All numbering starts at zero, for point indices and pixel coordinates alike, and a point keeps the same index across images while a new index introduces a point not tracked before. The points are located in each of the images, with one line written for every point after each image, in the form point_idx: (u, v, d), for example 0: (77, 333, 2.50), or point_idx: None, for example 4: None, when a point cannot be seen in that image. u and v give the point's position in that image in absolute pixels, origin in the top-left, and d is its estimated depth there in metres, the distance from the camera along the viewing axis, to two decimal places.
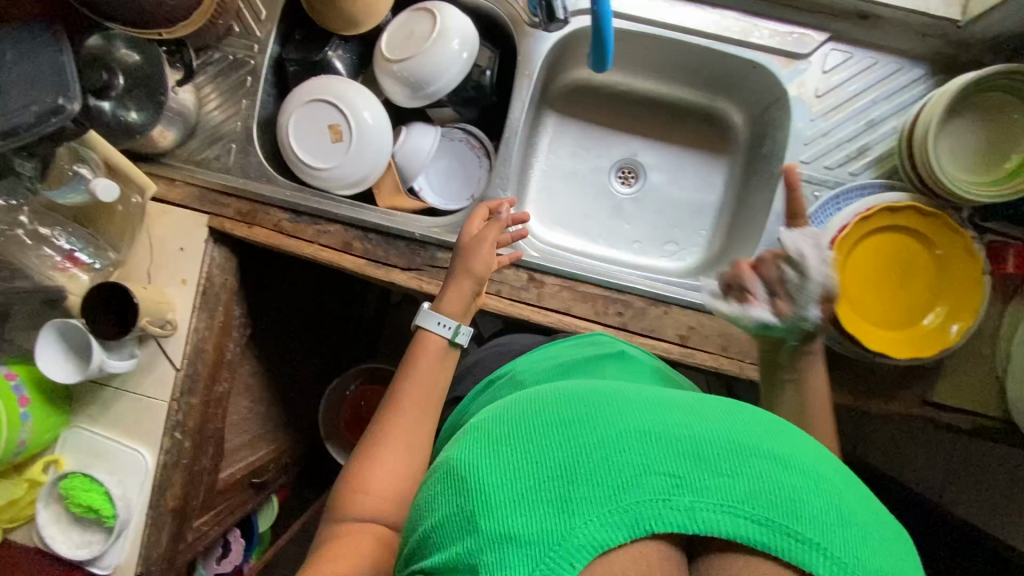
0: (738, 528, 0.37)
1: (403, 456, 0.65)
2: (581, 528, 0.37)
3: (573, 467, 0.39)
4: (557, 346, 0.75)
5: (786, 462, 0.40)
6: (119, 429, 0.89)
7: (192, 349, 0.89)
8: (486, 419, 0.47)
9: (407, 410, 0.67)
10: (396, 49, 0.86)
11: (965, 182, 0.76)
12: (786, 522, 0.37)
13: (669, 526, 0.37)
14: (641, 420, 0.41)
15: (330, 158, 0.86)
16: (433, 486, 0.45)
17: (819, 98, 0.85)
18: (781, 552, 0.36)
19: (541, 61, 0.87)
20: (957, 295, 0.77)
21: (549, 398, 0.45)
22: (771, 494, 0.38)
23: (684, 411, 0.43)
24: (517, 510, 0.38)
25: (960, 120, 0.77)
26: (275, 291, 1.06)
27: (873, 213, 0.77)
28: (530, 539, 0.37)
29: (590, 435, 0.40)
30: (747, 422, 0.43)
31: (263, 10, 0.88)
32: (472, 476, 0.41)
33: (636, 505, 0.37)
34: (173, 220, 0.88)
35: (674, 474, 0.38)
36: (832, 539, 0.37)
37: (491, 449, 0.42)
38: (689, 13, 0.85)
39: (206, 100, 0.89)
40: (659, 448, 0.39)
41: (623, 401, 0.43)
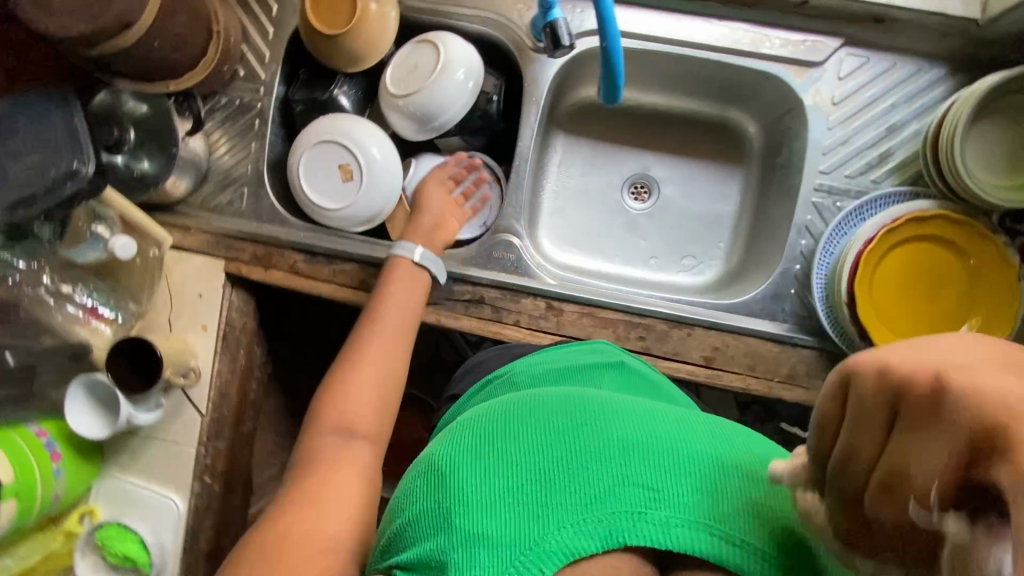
0: (692, 535, 0.42)
1: (377, 377, 0.72)
2: (558, 534, 0.42)
3: (551, 478, 0.44)
4: (560, 349, 0.74)
5: (745, 479, 0.45)
6: (150, 476, 0.90)
7: (217, 394, 0.89)
8: (477, 420, 0.51)
9: (379, 338, 0.75)
10: (402, 84, 0.85)
11: (995, 186, 0.73)
12: (742, 535, 0.43)
13: (642, 538, 0.42)
14: (627, 439, 0.46)
15: (341, 198, 0.85)
16: (418, 479, 0.49)
17: (836, 105, 0.82)
18: (731, 563, 0.42)
19: (547, 86, 0.86)
20: (991, 307, 0.75)
21: (534, 406, 0.50)
22: (732, 509, 0.43)
23: (666, 431, 0.48)
24: (496, 515, 0.43)
25: (988, 124, 0.75)
26: (295, 327, 1.06)
27: (902, 222, 0.75)
28: (503, 542, 0.42)
29: (578, 451, 0.46)
30: (713, 439, 0.48)
31: (267, 51, 0.88)
32: (462, 477, 0.45)
33: (605, 514, 0.43)
34: (191, 268, 0.88)
35: (651, 490, 0.44)
36: (778, 551, 0.42)
37: (475, 453, 0.47)
38: (697, 27, 0.83)
39: (216, 146, 0.89)
40: (640, 467, 0.45)
41: (602, 415, 0.49)
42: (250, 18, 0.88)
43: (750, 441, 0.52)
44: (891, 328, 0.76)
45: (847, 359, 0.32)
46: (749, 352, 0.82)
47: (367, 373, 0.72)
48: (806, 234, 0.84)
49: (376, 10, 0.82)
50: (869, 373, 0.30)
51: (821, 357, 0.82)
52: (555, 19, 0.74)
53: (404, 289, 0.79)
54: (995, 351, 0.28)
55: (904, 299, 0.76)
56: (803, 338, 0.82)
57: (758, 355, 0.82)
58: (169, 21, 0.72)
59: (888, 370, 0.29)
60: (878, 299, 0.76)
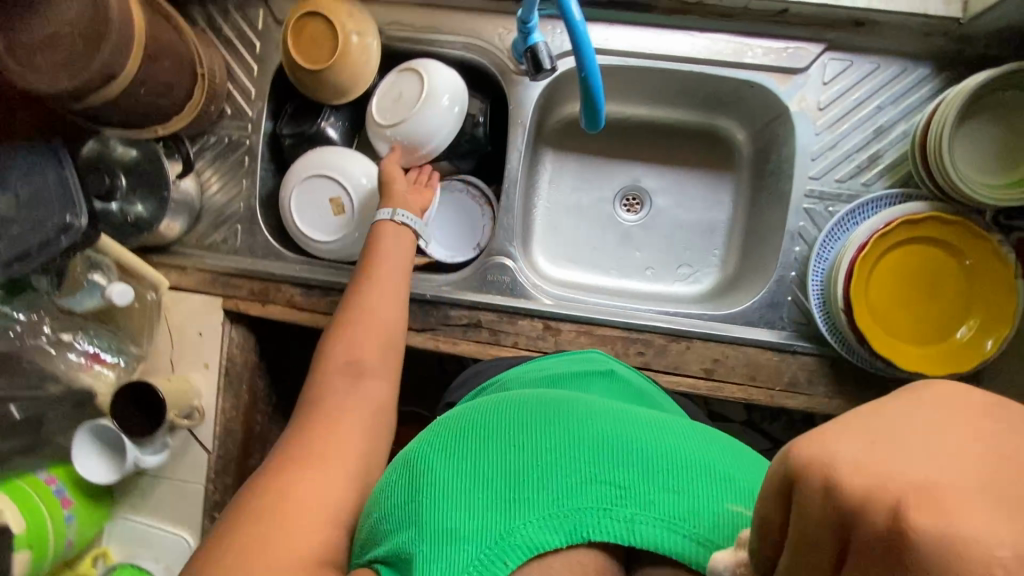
0: (650, 527, 0.45)
1: (378, 338, 0.71)
2: (524, 528, 0.44)
3: (517, 475, 0.46)
4: (550, 360, 0.74)
5: (712, 476, 0.47)
6: (160, 516, 0.91)
7: (222, 431, 0.90)
8: (454, 418, 0.53)
9: (379, 298, 0.73)
10: (386, 113, 0.85)
11: (985, 185, 0.73)
12: (703, 530, 0.45)
13: (606, 533, 0.45)
14: (598, 434, 0.48)
15: (334, 231, 0.86)
16: (395, 477, 0.51)
17: (822, 110, 0.82)
18: (691, 558, 0.44)
19: (532, 107, 0.86)
20: (989, 307, 0.74)
21: (507, 406, 0.52)
22: (694, 506, 0.46)
23: (637, 428, 0.50)
24: (464, 513, 0.45)
25: (976, 123, 0.74)
26: (296, 357, 1.06)
27: (893, 227, 0.74)
28: (468, 538, 0.44)
29: (549, 447, 0.47)
30: (678, 435, 0.50)
31: (252, 88, 0.89)
32: (433, 474, 0.47)
33: (567, 509, 0.45)
34: (190, 307, 0.89)
35: (618, 486, 0.46)
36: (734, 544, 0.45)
37: (446, 452, 0.49)
38: (678, 40, 0.83)
39: (207, 184, 0.90)
40: (609, 464, 0.47)
41: (572, 414, 0.50)
42: (234, 56, 0.88)
43: (725, 441, 0.54)
44: (888, 332, 0.76)
45: (792, 450, 0.25)
46: (749, 362, 0.82)
47: (368, 334, 0.70)
48: (800, 240, 0.83)
49: (358, 42, 0.82)
50: (814, 489, 0.24)
51: (821, 362, 0.81)
52: (535, 44, 0.75)
53: (402, 253, 0.78)
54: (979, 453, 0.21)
55: (900, 303, 0.76)
56: (802, 344, 0.82)
57: (758, 364, 0.82)
58: (153, 68, 0.73)
59: (838, 491, 0.23)
60: (874, 304, 0.76)
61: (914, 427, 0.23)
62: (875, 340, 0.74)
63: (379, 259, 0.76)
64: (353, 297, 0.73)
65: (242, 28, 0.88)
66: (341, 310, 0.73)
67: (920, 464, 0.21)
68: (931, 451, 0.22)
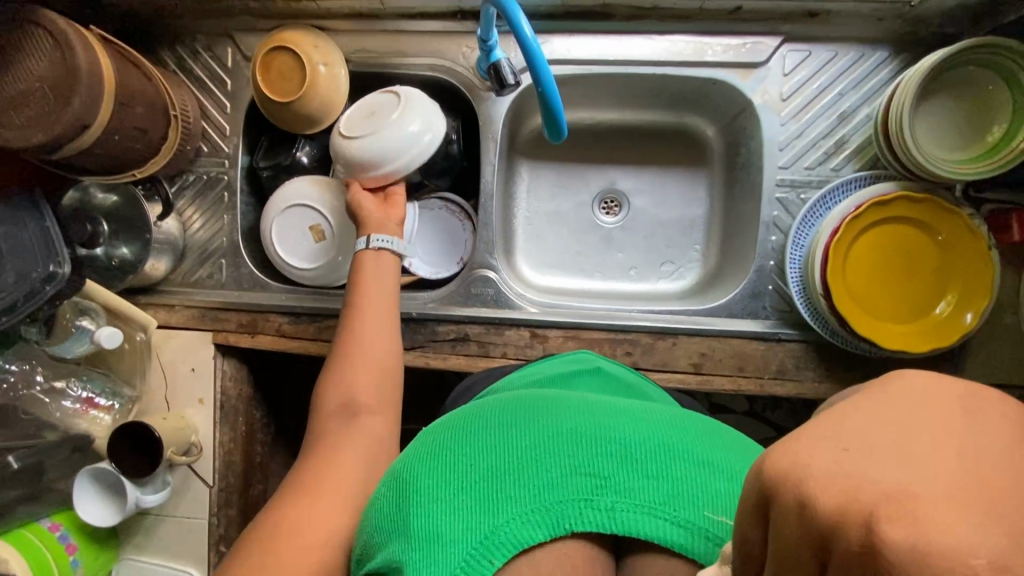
0: (629, 511, 0.47)
1: (374, 369, 0.72)
2: (509, 526, 0.46)
3: (500, 474, 0.48)
4: (540, 365, 0.76)
5: (690, 459, 0.49)
6: (167, 553, 0.92)
7: (222, 464, 0.91)
8: (437, 428, 0.54)
9: (369, 327, 0.74)
10: (352, 127, 0.82)
11: (950, 162, 0.74)
12: (682, 511, 0.47)
13: (590, 523, 0.46)
14: (576, 426, 0.50)
15: (316, 257, 0.87)
16: (383, 493, 0.52)
17: (785, 101, 0.84)
18: (673, 540, 0.47)
19: (501, 121, 0.88)
20: (966, 281, 0.75)
21: (488, 412, 0.53)
22: (672, 490, 0.48)
23: (615, 417, 0.52)
24: (450, 516, 0.46)
25: (934, 102, 0.75)
26: (291, 385, 1.07)
27: (865, 209, 0.75)
28: (455, 540, 0.45)
29: (529, 444, 0.49)
30: (653, 420, 0.52)
31: (226, 124, 0.90)
32: (419, 483, 0.48)
33: (550, 502, 0.47)
34: (180, 345, 0.90)
35: (598, 476, 0.47)
36: (712, 522, 0.47)
37: (430, 459, 0.50)
38: (637, 45, 0.85)
39: (189, 222, 0.91)
40: (587, 455, 0.48)
41: (550, 410, 0.52)
42: (205, 94, 0.90)
43: (704, 426, 0.56)
44: (869, 313, 0.77)
45: (766, 470, 0.25)
46: (736, 353, 0.83)
47: (363, 367, 0.72)
48: (775, 229, 0.85)
49: (326, 72, 0.84)
50: (789, 506, 0.24)
51: (807, 348, 0.82)
52: (498, 61, 0.76)
53: (390, 280, 0.78)
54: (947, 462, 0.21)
55: (878, 282, 0.77)
56: (786, 332, 0.83)
57: (746, 354, 0.83)
58: (126, 114, 0.75)
59: (814, 506, 0.23)
60: (852, 286, 0.77)
61: (882, 431, 0.23)
62: (857, 322, 0.75)
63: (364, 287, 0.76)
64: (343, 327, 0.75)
65: (212, 67, 0.90)
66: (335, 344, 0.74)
67: (888, 470, 0.21)
68: (900, 457, 0.21)
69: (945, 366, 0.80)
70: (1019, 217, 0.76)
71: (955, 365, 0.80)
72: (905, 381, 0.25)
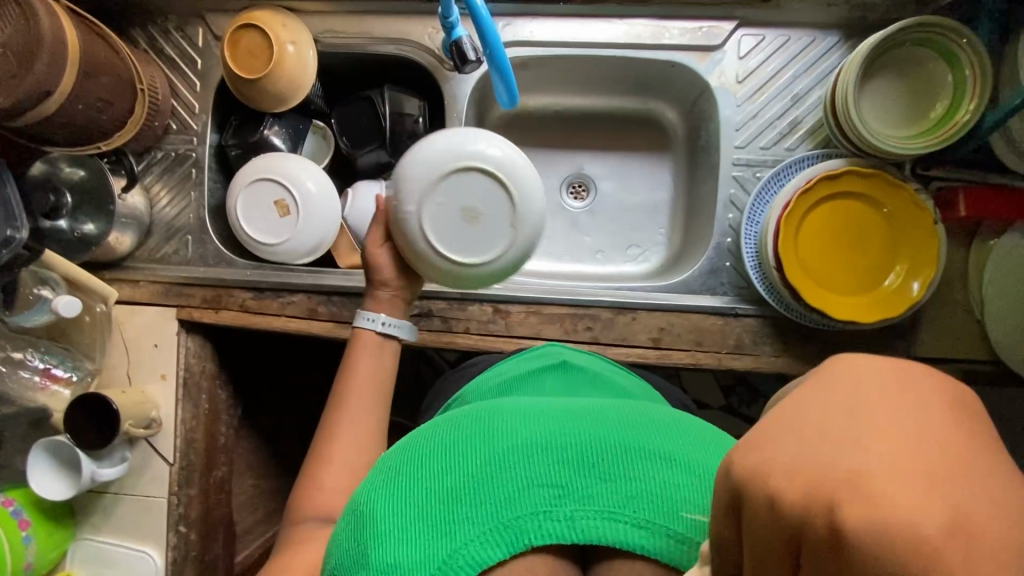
0: (586, 521, 0.46)
1: (355, 445, 0.68)
2: (468, 548, 0.45)
3: (453, 496, 0.47)
4: (510, 362, 0.77)
5: (649, 459, 0.49)
6: (124, 533, 0.91)
7: (183, 441, 0.90)
8: (393, 451, 0.53)
9: (355, 414, 0.69)
10: (450, 239, 0.66)
11: (894, 137, 0.76)
12: (645, 515, 0.46)
13: (550, 535, 0.46)
14: (531, 437, 0.49)
15: (281, 232, 0.88)
16: (346, 522, 0.51)
17: (741, 83, 0.86)
18: (638, 544, 0.46)
19: (466, 100, 0.90)
20: (914, 252, 0.77)
21: (442, 429, 0.52)
22: (633, 493, 0.47)
23: (571, 421, 0.51)
24: (406, 542, 0.45)
25: (878, 81, 0.78)
26: (258, 367, 1.07)
27: (814, 184, 0.77)
28: (414, 565, 0.45)
29: (484, 459, 0.48)
30: (610, 420, 0.52)
31: (196, 102, 0.92)
32: (375, 513, 0.47)
33: (505, 518, 0.46)
34: (144, 320, 0.90)
35: (555, 487, 0.47)
36: (678, 521, 0.46)
37: (385, 487, 0.49)
38: (598, 28, 0.88)
39: (157, 199, 0.92)
40: (543, 465, 0.47)
41: (503, 421, 0.51)
42: (176, 73, 0.91)
43: (666, 416, 0.55)
44: (823, 286, 0.78)
45: (731, 463, 0.27)
46: (695, 328, 0.84)
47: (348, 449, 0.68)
48: (732, 207, 0.87)
49: (294, 51, 0.85)
50: (760, 503, 0.25)
51: (763, 322, 0.84)
52: (459, 38, 0.78)
53: (380, 359, 0.73)
54: (911, 448, 0.22)
55: (831, 258, 0.79)
56: (744, 307, 0.84)
57: (704, 329, 0.84)
58: (91, 84, 0.76)
59: (778, 501, 0.24)
60: (806, 262, 0.78)
61: (835, 417, 0.24)
62: (809, 294, 0.76)
63: (353, 371, 0.72)
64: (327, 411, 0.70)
65: (183, 47, 0.91)
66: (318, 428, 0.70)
67: (847, 456, 0.23)
68: (854, 442, 0.23)
69: (898, 341, 0.82)
70: (965, 194, 0.78)
71: (906, 340, 0.82)
72: (842, 365, 0.26)
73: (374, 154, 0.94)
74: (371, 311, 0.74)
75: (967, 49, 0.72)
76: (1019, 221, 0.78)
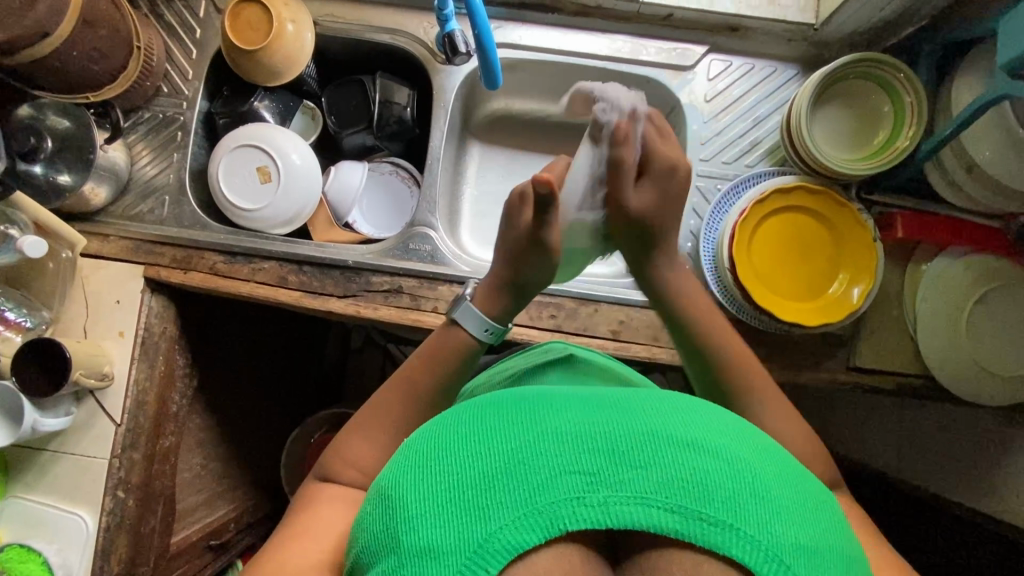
0: (649, 517, 0.40)
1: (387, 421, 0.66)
2: (498, 533, 0.40)
3: (490, 480, 0.41)
4: (516, 359, 0.82)
5: (694, 448, 0.42)
6: (58, 494, 0.87)
7: (133, 402, 0.88)
8: (415, 437, 0.49)
9: (410, 385, 0.67)
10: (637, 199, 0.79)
11: (844, 161, 0.84)
12: (696, 507, 0.40)
13: (586, 523, 0.40)
14: (560, 424, 0.44)
15: (261, 199, 0.90)
16: (369, 508, 0.46)
17: (708, 102, 0.93)
18: (696, 538, 0.39)
19: (453, 92, 0.94)
20: (854, 261, 0.83)
21: (466, 414, 0.48)
22: (681, 481, 0.41)
23: (602, 409, 0.46)
24: (438, 524, 0.40)
25: (825, 112, 0.88)
26: (219, 339, 1.06)
27: (767, 197, 0.83)
28: (447, 551, 0.39)
29: (510, 441, 0.43)
30: (647, 408, 0.46)
31: (190, 69, 0.94)
32: (399, 496, 0.43)
33: (553, 507, 0.40)
34: (109, 275, 0.89)
35: (588, 472, 0.41)
36: (738, 514, 0.40)
37: (415, 467, 0.44)
38: (584, 39, 0.94)
39: (138, 157, 0.93)
40: (575, 451, 0.42)
41: (552, 408, 0.46)
42: (174, 40, 0.94)
43: (706, 407, 0.49)
44: (772, 291, 0.84)
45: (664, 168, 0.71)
46: (654, 324, 0.88)
47: (384, 420, 0.66)
48: (694, 214, 0.92)
49: (292, 30, 0.89)
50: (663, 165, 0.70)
51: None
52: (451, 31, 0.83)
53: (447, 352, 0.68)
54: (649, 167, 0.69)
55: (784, 266, 0.86)
56: None
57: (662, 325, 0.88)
58: (89, 33, 0.78)
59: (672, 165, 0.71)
60: (760, 268, 0.85)
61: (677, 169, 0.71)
62: (760, 296, 0.81)
63: (417, 360, 0.69)
64: (380, 389, 0.68)
65: (183, 15, 0.94)
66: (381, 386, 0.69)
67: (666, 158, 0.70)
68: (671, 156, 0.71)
69: (839, 351, 0.88)
70: (902, 217, 0.85)
71: (847, 350, 0.88)
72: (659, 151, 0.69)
73: (360, 136, 0.98)
74: (483, 317, 0.69)
75: (904, 82, 0.80)
76: (952, 245, 0.85)
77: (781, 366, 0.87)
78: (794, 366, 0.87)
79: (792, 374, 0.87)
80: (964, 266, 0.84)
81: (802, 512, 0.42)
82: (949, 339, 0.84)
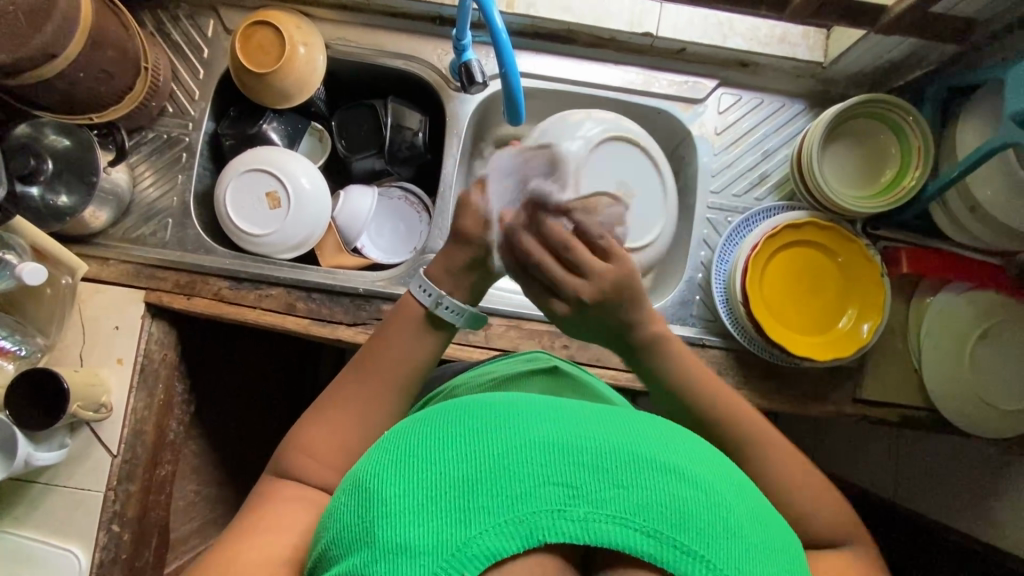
0: (627, 539, 0.36)
1: (363, 430, 0.60)
2: (476, 538, 0.36)
3: (472, 482, 0.38)
4: (494, 364, 0.80)
5: (679, 475, 0.39)
6: (50, 529, 0.84)
7: (131, 432, 0.85)
8: (398, 427, 0.45)
9: (379, 379, 0.61)
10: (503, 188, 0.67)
11: (851, 198, 0.85)
12: (673, 534, 0.37)
13: (563, 537, 0.36)
14: (550, 432, 0.40)
15: (269, 224, 0.89)
16: (340, 497, 0.42)
17: (719, 134, 0.94)
18: (668, 565, 0.36)
19: (467, 120, 0.94)
20: (862, 297, 0.85)
21: (456, 411, 0.44)
22: (662, 506, 0.37)
23: (593, 420, 0.42)
24: (416, 522, 0.36)
25: (834, 149, 0.90)
26: (216, 363, 1.03)
27: (780, 230, 0.85)
28: (421, 550, 0.35)
29: (497, 443, 0.39)
30: (636, 426, 0.43)
31: (196, 89, 0.92)
32: (378, 486, 0.39)
33: (534, 516, 0.37)
34: (108, 299, 0.86)
35: (571, 484, 0.37)
36: (712, 547, 0.37)
37: (398, 457, 0.40)
38: (597, 70, 0.95)
39: (140, 178, 0.90)
40: (561, 461, 0.38)
41: (539, 415, 0.42)
42: (180, 58, 0.92)
43: (691, 436, 0.46)
44: (784, 326, 0.85)
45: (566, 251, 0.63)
46: None
47: (347, 411, 0.59)
48: (705, 246, 0.93)
49: (305, 53, 0.87)
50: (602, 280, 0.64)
51: (727, 354, 0.89)
52: (468, 60, 0.82)
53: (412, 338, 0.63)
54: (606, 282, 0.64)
55: (790, 296, 0.87)
56: (709, 338, 0.89)
57: None
58: (96, 54, 0.76)
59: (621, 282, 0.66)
60: (770, 299, 0.86)
61: None
62: (774, 331, 0.82)
63: (391, 338, 0.62)
64: (348, 366, 0.62)
65: (190, 34, 0.92)
66: (341, 370, 0.62)
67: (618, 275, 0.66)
68: None
69: (846, 382, 0.89)
70: (907, 253, 0.87)
71: (853, 383, 0.89)
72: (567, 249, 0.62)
73: (370, 161, 0.98)
74: (426, 280, 0.63)
75: (912, 124, 0.82)
76: (953, 281, 0.87)
77: (788, 397, 0.88)
78: (800, 398, 0.88)
79: (798, 406, 0.88)
80: (966, 301, 0.86)
81: (774, 554, 0.39)
82: (947, 369, 0.86)
